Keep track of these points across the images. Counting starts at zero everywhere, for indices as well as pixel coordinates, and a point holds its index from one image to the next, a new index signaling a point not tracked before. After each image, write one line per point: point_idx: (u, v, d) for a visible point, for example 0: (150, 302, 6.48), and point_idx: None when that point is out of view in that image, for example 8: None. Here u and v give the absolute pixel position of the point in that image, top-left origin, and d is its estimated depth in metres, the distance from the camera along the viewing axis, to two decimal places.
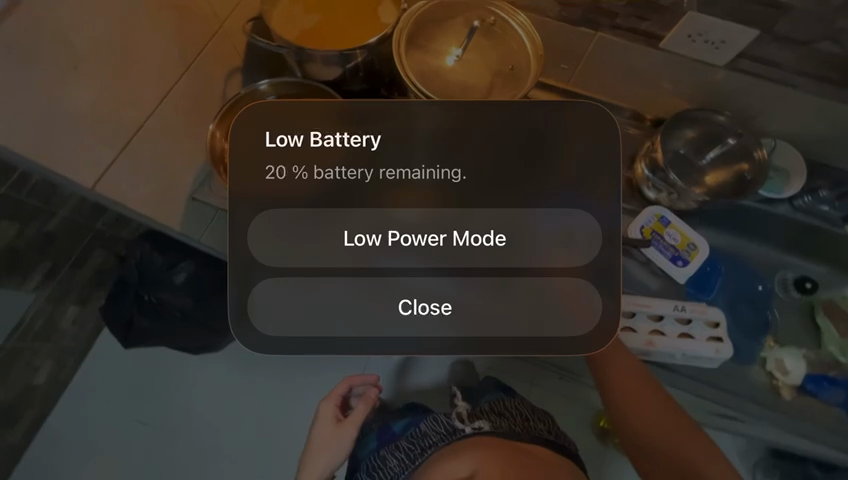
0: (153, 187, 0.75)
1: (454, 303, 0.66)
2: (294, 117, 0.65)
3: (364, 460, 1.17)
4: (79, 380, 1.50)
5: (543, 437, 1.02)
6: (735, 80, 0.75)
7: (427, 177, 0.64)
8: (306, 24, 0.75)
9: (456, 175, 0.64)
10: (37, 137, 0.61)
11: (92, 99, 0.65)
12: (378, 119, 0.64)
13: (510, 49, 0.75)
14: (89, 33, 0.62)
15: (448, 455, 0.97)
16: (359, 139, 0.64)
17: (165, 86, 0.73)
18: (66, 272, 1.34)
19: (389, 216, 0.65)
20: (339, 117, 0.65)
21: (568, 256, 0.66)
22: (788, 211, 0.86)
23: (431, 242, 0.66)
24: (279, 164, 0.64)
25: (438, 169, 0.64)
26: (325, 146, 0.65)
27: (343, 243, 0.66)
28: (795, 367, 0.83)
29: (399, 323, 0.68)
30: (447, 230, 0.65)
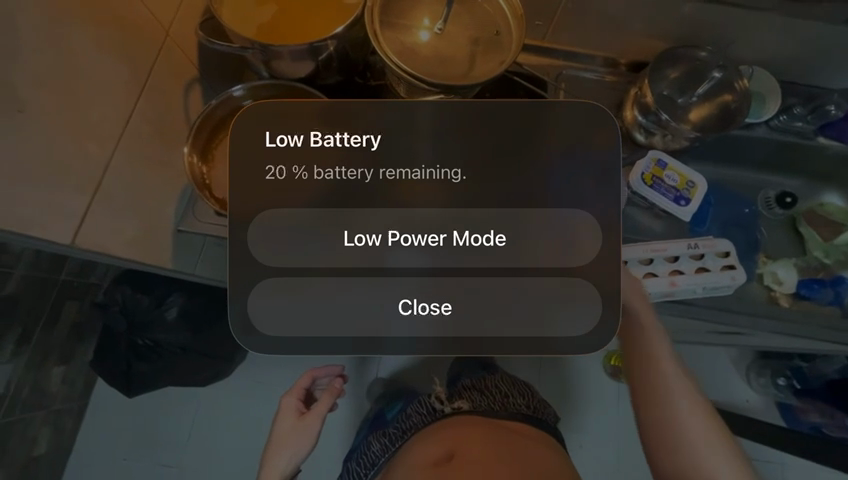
0: (137, 230, 0.68)
1: (454, 303, 0.68)
2: (298, 119, 0.65)
3: (357, 448, 1.18)
4: (83, 437, 1.43)
5: (521, 412, 1.02)
6: (709, 14, 0.75)
7: (428, 177, 0.64)
8: (264, 18, 0.68)
9: (456, 175, 0.64)
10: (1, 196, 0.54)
11: (49, 144, 0.58)
12: (378, 119, 0.64)
13: (485, 13, 0.71)
14: (28, 71, 0.55)
15: (429, 433, 0.98)
16: (359, 139, 0.64)
17: (123, 113, 0.65)
18: (41, 334, 1.22)
19: (393, 216, 0.65)
20: (339, 117, 0.65)
21: (577, 238, 0.65)
22: (766, 132, 0.90)
23: (431, 242, 0.66)
24: (279, 164, 0.64)
25: (438, 169, 0.64)
26: (325, 146, 0.65)
27: (343, 243, 0.66)
28: (788, 276, 0.89)
29: (400, 321, 0.68)
30: (447, 230, 0.65)
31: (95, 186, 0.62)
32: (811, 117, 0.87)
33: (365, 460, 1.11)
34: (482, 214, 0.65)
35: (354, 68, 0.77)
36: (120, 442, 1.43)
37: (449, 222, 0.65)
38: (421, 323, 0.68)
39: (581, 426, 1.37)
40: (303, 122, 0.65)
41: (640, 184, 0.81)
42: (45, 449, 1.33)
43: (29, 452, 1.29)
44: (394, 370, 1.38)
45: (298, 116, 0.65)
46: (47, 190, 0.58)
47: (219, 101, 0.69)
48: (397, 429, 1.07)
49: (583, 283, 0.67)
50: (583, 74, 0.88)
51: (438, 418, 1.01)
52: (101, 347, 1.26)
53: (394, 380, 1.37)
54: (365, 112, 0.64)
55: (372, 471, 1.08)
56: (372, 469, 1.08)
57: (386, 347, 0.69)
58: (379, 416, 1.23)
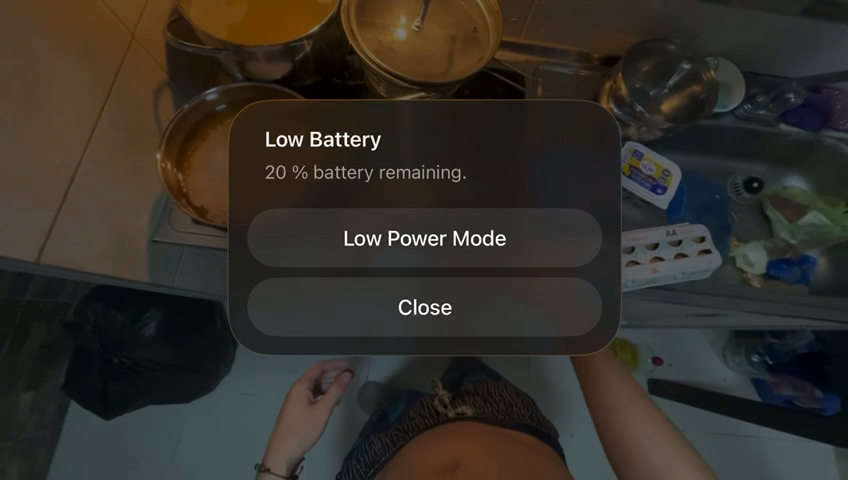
0: (110, 241, 0.65)
1: (454, 303, 0.67)
2: (297, 118, 0.64)
3: (358, 447, 1.12)
4: (58, 466, 1.35)
5: (526, 425, 0.96)
6: (676, 8, 0.78)
7: (428, 177, 0.64)
8: (234, 18, 0.65)
9: (456, 175, 0.64)
10: None
11: (8, 157, 0.52)
12: (378, 119, 0.63)
13: (462, 10, 0.71)
14: None
15: (423, 439, 0.94)
16: (359, 139, 0.63)
17: (89, 120, 0.62)
18: (6, 359, 1.14)
19: (389, 215, 0.64)
20: (337, 118, 0.64)
21: (575, 232, 0.66)
22: (732, 121, 0.94)
23: (431, 242, 0.65)
24: (279, 164, 0.63)
25: (438, 169, 0.64)
26: (326, 146, 0.63)
27: (343, 243, 0.64)
28: (758, 258, 0.93)
29: (396, 322, 0.67)
30: (446, 230, 0.65)
31: (62, 199, 0.59)
32: (772, 105, 0.90)
33: (366, 458, 1.05)
34: (479, 214, 0.65)
35: (332, 69, 0.76)
36: (98, 468, 1.35)
37: (439, 220, 0.65)
38: (414, 323, 0.67)
39: (573, 415, 1.36)
40: (302, 122, 0.64)
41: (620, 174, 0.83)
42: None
43: None
44: (389, 374, 1.36)
45: (298, 116, 0.64)
46: (10, 207, 0.53)
47: (190, 104, 0.67)
48: (399, 429, 1.02)
49: (578, 281, 0.67)
50: (559, 69, 0.90)
51: (440, 422, 0.97)
52: (74, 370, 1.19)
53: (390, 385, 1.35)
54: (362, 110, 0.63)
55: (374, 470, 1.00)
56: (372, 468, 1.01)
57: (380, 351, 0.69)
58: (383, 417, 1.15)
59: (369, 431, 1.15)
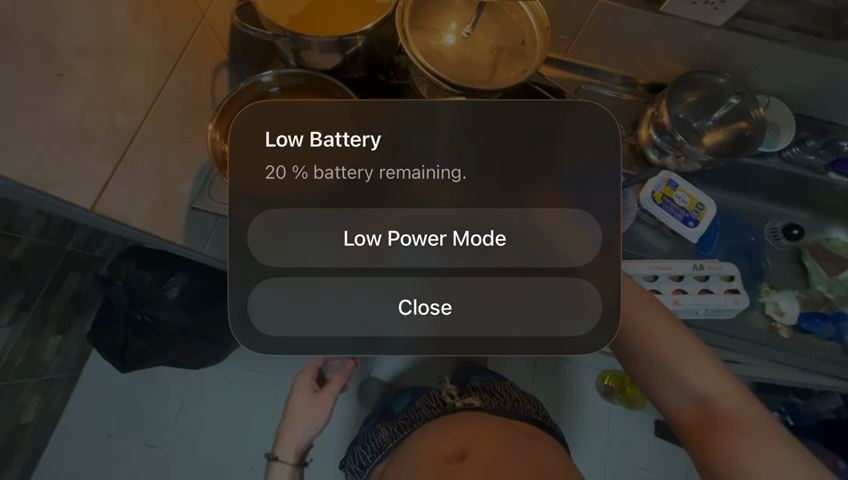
0: (156, 200, 0.69)
1: (455, 303, 0.58)
2: (295, 114, 0.56)
3: (364, 432, 1.11)
4: (72, 410, 1.42)
5: (536, 417, 0.94)
6: (732, 41, 0.77)
7: (427, 178, 0.56)
8: (296, 8, 0.69)
9: (456, 175, 0.56)
10: (29, 159, 0.52)
11: (79, 111, 0.56)
12: (377, 115, 0.55)
13: (512, 23, 0.73)
14: (71, 36, 0.53)
15: (431, 430, 0.90)
16: (359, 139, 0.56)
17: (155, 86, 0.65)
18: (42, 301, 1.23)
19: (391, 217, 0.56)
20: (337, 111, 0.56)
21: (588, 244, 0.57)
22: (777, 163, 0.91)
23: (431, 242, 0.57)
24: (279, 164, 0.56)
25: (437, 169, 0.56)
26: (325, 147, 0.56)
27: (342, 243, 0.57)
28: (790, 307, 0.87)
29: (394, 324, 0.58)
30: (447, 230, 0.57)
31: (120, 156, 0.62)
32: (822, 151, 0.89)
33: (372, 446, 1.02)
34: (486, 210, 0.56)
35: (379, 66, 0.79)
36: (107, 417, 1.42)
37: (451, 221, 0.57)
38: (411, 325, 0.58)
39: (577, 437, 1.39)
40: (302, 118, 0.56)
41: (650, 201, 0.81)
42: (32, 418, 1.32)
43: (16, 420, 1.27)
44: (394, 373, 1.39)
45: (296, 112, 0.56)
46: (77, 158, 0.57)
47: (245, 84, 0.71)
48: (405, 419, 0.99)
49: (588, 286, 0.58)
50: (600, 91, 0.90)
51: (447, 412, 0.93)
52: (100, 320, 1.27)
53: (393, 384, 1.37)
54: (373, 105, 0.55)
55: (380, 457, 0.98)
56: (379, 455, 0.98)
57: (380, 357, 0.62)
58: (389, 408, 1.11)
59: (374, 420, 1.11)
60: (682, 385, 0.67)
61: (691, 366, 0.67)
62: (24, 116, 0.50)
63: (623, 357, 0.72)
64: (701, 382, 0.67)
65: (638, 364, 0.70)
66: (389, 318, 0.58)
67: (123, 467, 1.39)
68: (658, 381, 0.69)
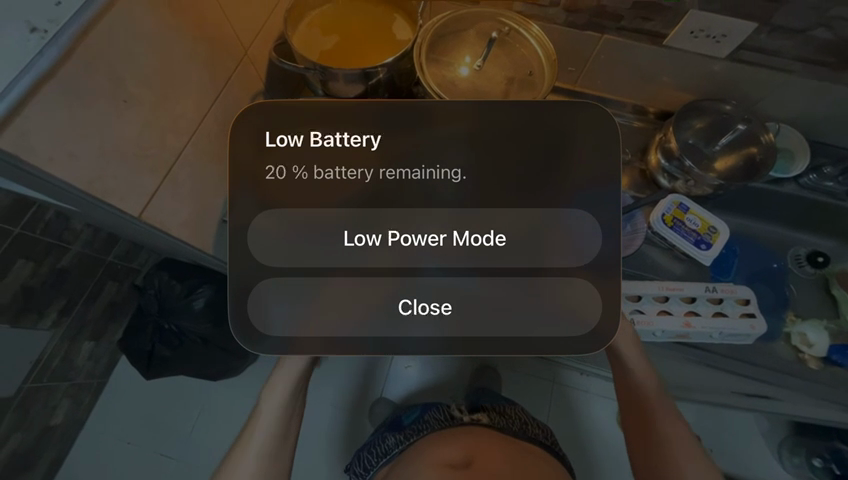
0: (190, 214, 0.76)
1: (454, 303, 0.60)
2: (298, 116, 0.59)
3: (369, 441, 1.11)
4: (97, 417, 1.48)
5: (543, 441, 0.94)
6: (736, 70, 0.80)
7: (427, 177, 0.59)
8: (325, 45, 0.78)
9: (456, 175, 0.59)
10: (93, 171, 0.59)
11: (139, 130, 0.64)
12: (379, 117, 0.59)
13: (521, 55, 0.79)
14: (137, 68, 0.61)
15: (436, 438, 0.90)
16: (359, 139, 0.59)
17: (201, 111, 0.74)
18: (81, 307, 1.33)
19: (397, 216, 0.60)
20: (340, 114, 0.59)
21: (576, 243, 0.59)
22: (796, 188, 0.90)
23: (431, 242, 0.60)
24: (280, 164, 0.59)
25: (437, 169, 0.59)
26: (325, 147, 0.59)
27: (342, 243, 0.60)
28: (819, 339, 0.84)
29: (396, 328, 0.61)
30: (447, 230, 0.59)
31: (166, 171, 0.69)
32: (840, 177, 0.88)
33: (377, 451, 1.02)
34: (483, 210, 0.59)
35: (398, 94, 0.86)
36: (129, 423, 1.48)
37: (450, 220, 0.59)
38: (412, 325, 0.61)
39: (594, 470, 1.32)
40: (304, 120, 0.59)
41: (660, 223, 0.81)
42: (60, 420, 1.38)
43: (46, 422, 1.33)
44: (404, 393, 1.39)
45: (299, 114, 0.59)
46: (132, 171, 0.64)
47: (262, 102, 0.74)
48: (413, 429, 0.99)
49: (586, 288, 0.60)
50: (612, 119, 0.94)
51: (453, 425, 0.94)
52: (131, 327, 1.34)
53: (403, 404, 1.37)
54: (376, 108, 0.58)
55: (384, 461, 0.98)
56: (383, 459, 0.98)
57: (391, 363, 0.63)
58: (396, 421, 1.10)
59: (383, 428, 1.12)
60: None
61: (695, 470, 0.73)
62: (92, 135, 0.58)
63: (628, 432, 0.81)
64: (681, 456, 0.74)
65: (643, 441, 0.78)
66: (393, 322, 0.61)
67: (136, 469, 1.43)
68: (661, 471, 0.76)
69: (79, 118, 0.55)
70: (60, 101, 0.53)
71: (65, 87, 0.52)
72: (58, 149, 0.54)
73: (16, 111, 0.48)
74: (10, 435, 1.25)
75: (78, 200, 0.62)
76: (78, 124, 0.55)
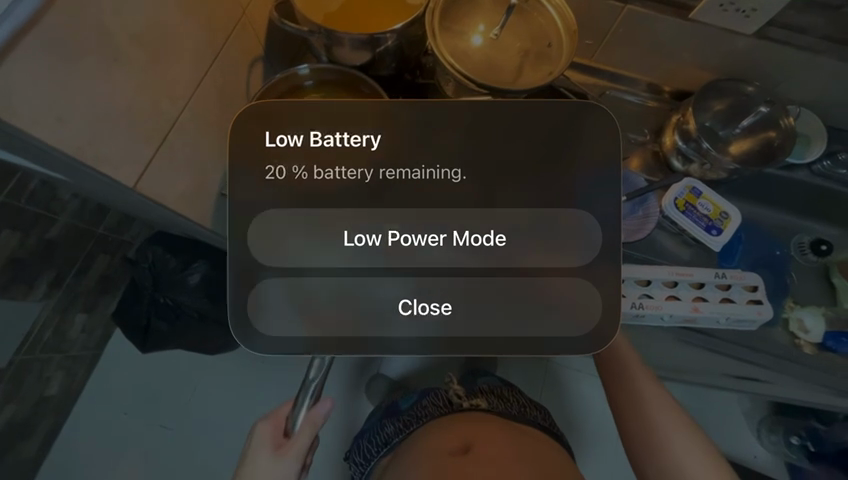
0: (186, 188, 0.71)
1: (455, 303, 0.59)
2: (297, 115, 0.56)
3: (369, 430, 1.12)
4: (92, 390, 1.47)
5: (541, 423, 0.96)
6: (764, 49, 0.76)
7: (428, 178, 0.56)
8: (330, 7, 0.72)
9: (456, 175, 0.57)
10: (83, 136, 0.54)
11: (131, 93, 0.59)
12: (379, 117, 0.56)
13: (538, 26, 0.75)
14: (126, 23, 0.56)
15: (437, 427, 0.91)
16: (359, 138, 0.56)
17: (197, 75, 0.68)
18: (72, 280, 1.29)
19: (402, 214, 0.57)
20: (338, 112, 0.56)
21: (580, 244, 0.57)
22: (808, 176, 0.89)
23: (431, 242, 0.58)
24: (279, 164, 0.56)
25: (437, 169, 0.56)
26: (325, 147, 0.57)
27: (342, 243, 0.57)
28: (815, 325, 0.85)
29: (401, 314, 0.58)
30: (447, 230, 0.57)
31: (161, 139, 0.64)
32: None
33: (377, 441, 1.03)
34: (486, 211, 0.57)
35: (406, 64, 0.82)
36: (125, 395, 1.47)
37: (452, 220, 0.57)
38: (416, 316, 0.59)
39: (582, 445, 1.37)
40: (302, 118, 0.57)
41: (672, 207, 0.80)
42: (56, 391, 1.37)
43: (42, 393, 1.33)
44: (399, 371, 1.40)
45: (297, 113, 0.56)
46: (125, 137, 0.59)
47: (259, 90, 0.71)
48: (412, 416, 0.99)
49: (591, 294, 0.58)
50: (625, 97, 0.90)
51: (452, 412, 0.95)
52: (126, 301, 1.32)
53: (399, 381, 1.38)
54: (375, 109, 0.56)
55: (385, 450, 0.99)
56: (384, 449, 0.99)
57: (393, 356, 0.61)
58: (394, 407, 1.10)
59: (382, 414, 1.13)
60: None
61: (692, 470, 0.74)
62: (80, 96, 0.53)
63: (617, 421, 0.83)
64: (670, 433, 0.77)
65: (633, 428, 0.80)
66: (398, 307, 0.58)
67: (136, 442, 1.44)
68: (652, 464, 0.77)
69: (65, 77, 0.51)
70: (42, 56, 0.48)
71: (47, 39, 0.48)
72: (44, 110, 0.50)
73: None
74: (5, 404, 1.23)
75: (67, 167, 0.57)
76: (65, 81, 0.51)
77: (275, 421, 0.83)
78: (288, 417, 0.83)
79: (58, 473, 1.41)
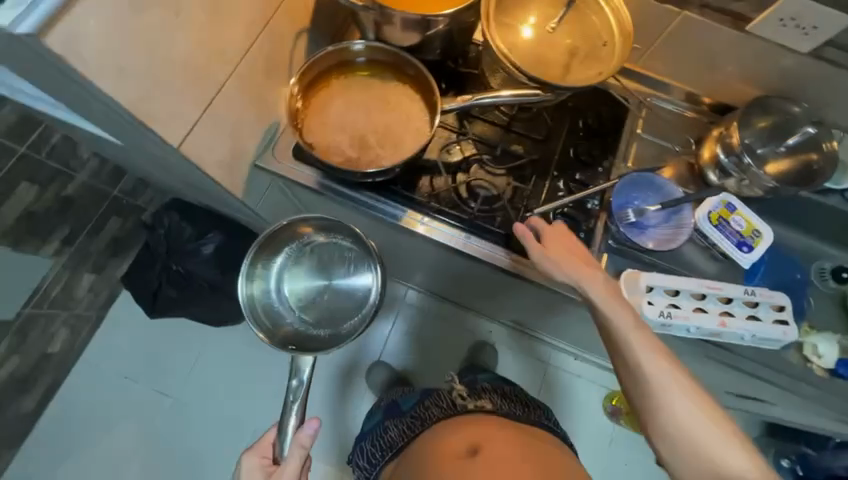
0: (223, 154, 0.71)
1: None
2: (313, 112, 0.75)
3: (369, 432, 1.09)
4: (93, 352, 1.46)
5: (548, 424, 0.96)
6: (816, 69, 0.75)
7: (440, 175, 0.80)
8: None
9: (464, 177, 0.80)
10: (139, 90, 0.54)
11: (187, 52, 0.58)
12: (382, 119, 0.75)
13: (591, 24, 0.74)
14: None
15: (444, 431, 0.90)
16: (381, 139, 0.74)
17: (248, 40, 0.67)
18: (84, 240, 1.28)
19: (430, 207, 0.78)
20: (350, 116, 0.75)
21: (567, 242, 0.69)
22: (839, 201, 0.89)
23: (440, 238, 0.78)
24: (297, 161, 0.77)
25: (451, 171, 0.80)
26: (345, 142, 0.74)
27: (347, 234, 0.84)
28: (828, 351, 0.84)
29: None
30: (457, 229, 0.78)
31: (208, 102, 0.64)
32: None
33: (381, 442, 1.01)
34: (488, 205, 0.79)
35: (452, 51, 0.80)
36: (125, 360, 1.46)
37: (469, 217, 0.78)
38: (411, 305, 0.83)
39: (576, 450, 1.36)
40: (318, 118, 0.75)
41: (705, 221, 0.79)
42: (59, 348, 1.36)
43: (45, 348, 1.32)
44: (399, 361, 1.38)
45: (316, 113, 0.75)
46: (176, 97, 0.59)
47: (311, 60, 0.72)
48: (415, 417, 0.98)
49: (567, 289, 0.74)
50: (665, 105, 0.89)
51: (457, 413, 0.93)
52: (135, 265, 1.31)
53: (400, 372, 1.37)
54: (374, 113, 0.75)
55: (390, 455, 0.98)
56: (389, 453, 0.98)
57: None
58: (394, 405, 1.08)
59: (380, 414, 1.09)
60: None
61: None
62: (143, 49, 0.52)
63: (646, 431, 0.60)
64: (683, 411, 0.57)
65: (670, 442, 0.58)
66: None
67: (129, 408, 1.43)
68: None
69: (130, 28, 0.50)
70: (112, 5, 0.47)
71: None
72: (108, 60, 0.49)
73: (72, 4, 0.44)
74: (9, 357, 1.22)
75: (118, 120, 0.57)
76: (130, 32, 0.50)
77: (262, 450, 0.73)
78: (275, 442, 0.74)
79: (50, 434, 1.39)
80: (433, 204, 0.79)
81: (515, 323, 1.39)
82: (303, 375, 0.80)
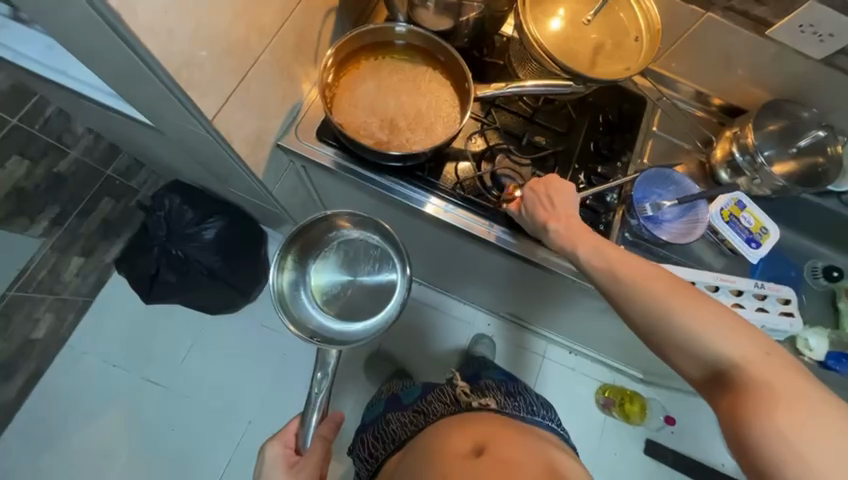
0: (251, 130, 0.71)
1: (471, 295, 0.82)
2: (343, 94, 0.74)
3: (371, 424, 1.08)
4: (78, 339, 1.36)
5: (551, 424, 0.94)
6: (826, 76, 0.79)
7: (463, 163, 0.80)
8: None
9: (487, 165, 0.80)
10: (181, 58, 0.55)
11: (228, 24, 0.58)
12: (411, 104, 0.74)
13: (620, 19, 0.76)
14: None
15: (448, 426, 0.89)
16: (411, 123, 0.73)
17: (284, 16, 0.66)
18: (74, 220, 1.20)
19: (453, 194, 0.78)
20: (380, 99, 0.74)
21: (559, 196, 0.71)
22: (835, 204, 0.94)
23: (462, 225, 0.79)
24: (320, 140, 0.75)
25: (473, 158, 0.80)
26: (373, 125, 0.73)
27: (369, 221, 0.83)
28: (819, 345, 0.89)
29: None
30: (482, 217, 0.79)
31: (243, 76, 0.64)
32: None
33: (383, 437, 1.01)
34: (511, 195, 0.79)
35: (481, 41, 0.78)
36: (112, 348, 1.37)
37: (494, 206, 0.79)
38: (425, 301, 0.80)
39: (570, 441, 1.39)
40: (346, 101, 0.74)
41: (718, 217, 0.83)
42: (42, 334, 1.27)
43: (28, 334, 1.23)
44: (399, 355, 1.37)
45: (346, 95, 0.73)
46: (215, 69, 0.59)
47: (346, 37, 0.71)
48: (419, 410, 0.98)
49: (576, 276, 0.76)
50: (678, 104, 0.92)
51: (460, 409, 0.92)
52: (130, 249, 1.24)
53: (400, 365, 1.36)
54: (404, 98, 0.75)
55: (393, 448, 0.97)
56: (392, 447, 0.97)
57: None
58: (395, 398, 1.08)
59: (381, 407, 1.09)
60: (777, 438, 0.46)
61: (786, 405, 0.47)
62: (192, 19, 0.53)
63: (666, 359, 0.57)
64: (690, 327, 0.55)
65: (690, 360, 0.55)
66: None
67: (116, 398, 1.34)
68: (736, 410, 0.50)
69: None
70: None
71: None
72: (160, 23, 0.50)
73: None
74: None
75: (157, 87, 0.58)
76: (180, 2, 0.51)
77: (285, 440, 0.73)
78: (298, 433, 0.73)
79: (29, 425, 1.30)
80: (457, 191, 0.79)
81: (513, 316, 1.40)
82: (328, 368, 0.79)
